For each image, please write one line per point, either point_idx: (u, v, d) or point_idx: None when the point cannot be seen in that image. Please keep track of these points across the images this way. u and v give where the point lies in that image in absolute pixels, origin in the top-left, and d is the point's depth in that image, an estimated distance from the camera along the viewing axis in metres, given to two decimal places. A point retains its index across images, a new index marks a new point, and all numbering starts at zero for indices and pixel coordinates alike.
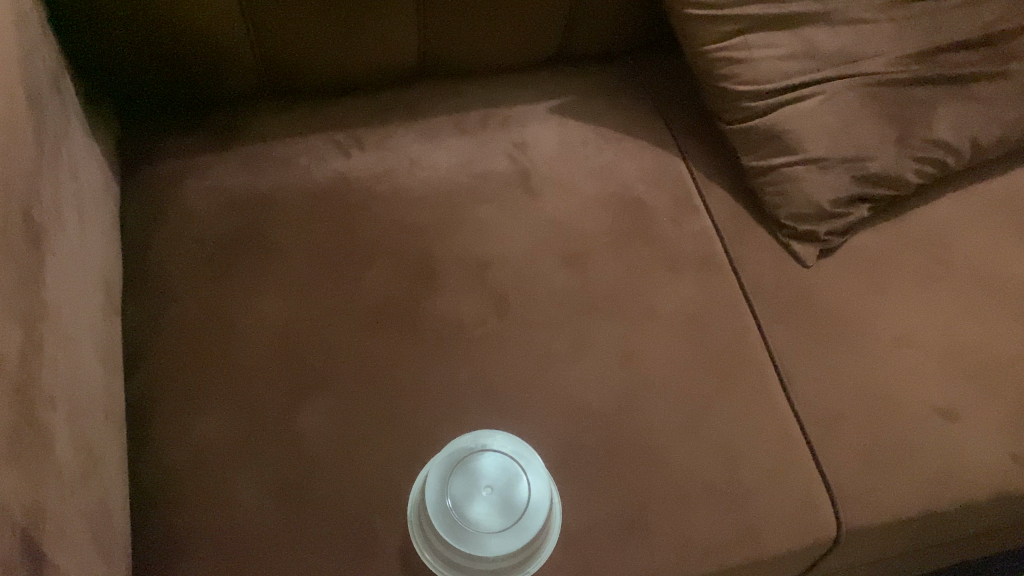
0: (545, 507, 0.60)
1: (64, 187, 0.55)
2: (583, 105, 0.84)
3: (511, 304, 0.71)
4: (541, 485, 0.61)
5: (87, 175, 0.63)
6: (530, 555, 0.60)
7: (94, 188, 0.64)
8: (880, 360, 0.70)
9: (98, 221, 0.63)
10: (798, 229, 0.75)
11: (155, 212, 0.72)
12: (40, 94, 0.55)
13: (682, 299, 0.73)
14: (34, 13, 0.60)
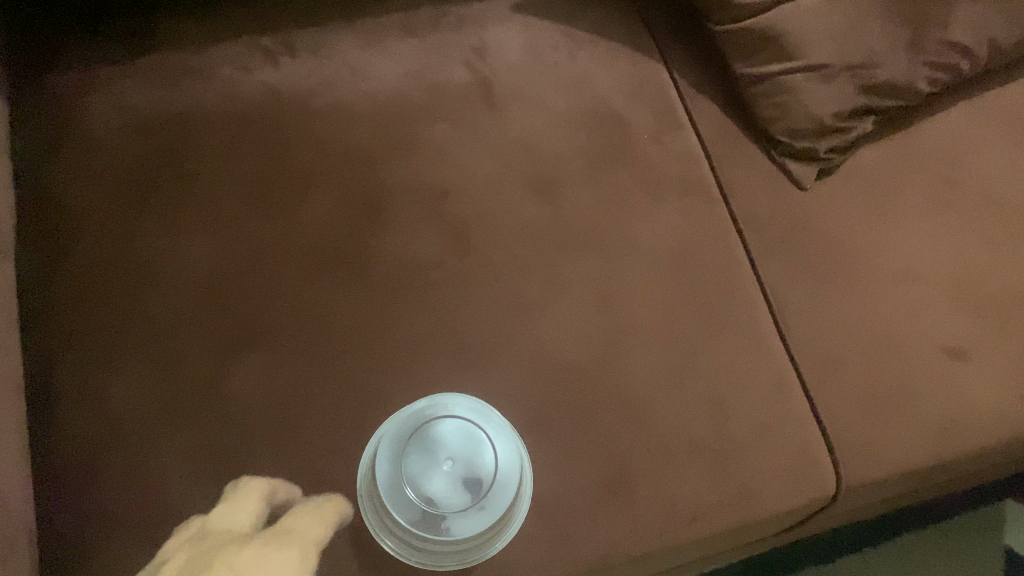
0: (515, 477, 0.55)
1: None
2: (553, 7, 0.74)
3: (471, 243, 0.64)
4: (510, 453, 0.55)
5: None
6: (499, 529, 0.55)
7: None
8: (883, 295, 0.63)
9: None
10: (795, 146, 0.66)
11: (55, 134, 0.66)
12: None
13: (667, 230, 0.65)
14: None
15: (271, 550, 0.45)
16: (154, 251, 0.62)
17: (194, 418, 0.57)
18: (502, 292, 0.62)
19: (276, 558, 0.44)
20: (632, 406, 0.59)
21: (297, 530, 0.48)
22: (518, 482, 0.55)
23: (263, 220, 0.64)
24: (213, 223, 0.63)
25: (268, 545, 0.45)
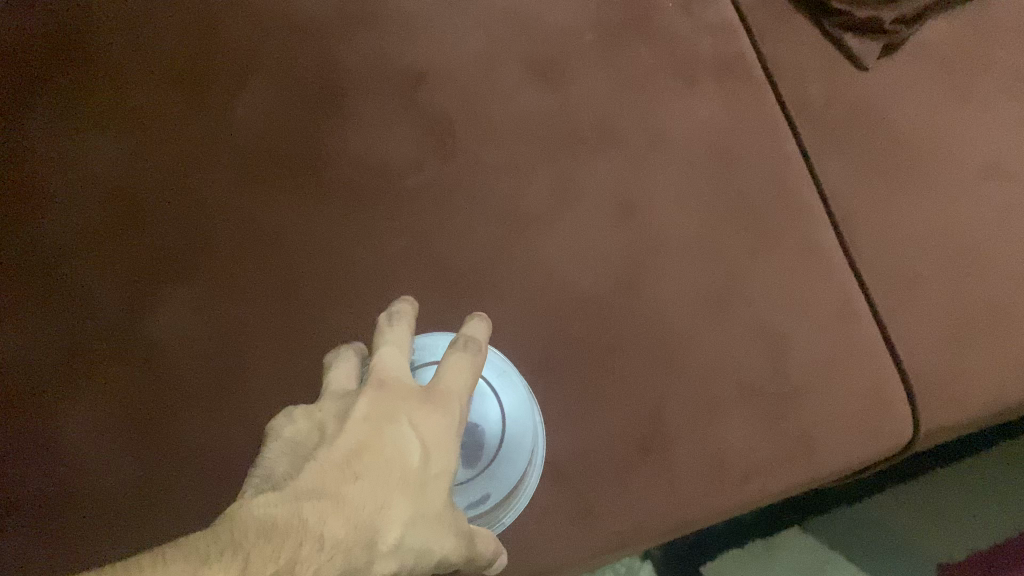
0: (526, 447, 0.44)
1: None
2: None
3: (458, 140, 0.50)
4: (521, 415, 0.44)
5: None
6: (507, 499, 0.43)
7: None
8: (965, 196, 0.51)
9: None
10: (856, 16, 0.53)
11: None
12: None
13: (701, 120, 0.52)
14: None
15: (443, 413, 0.33)
16: (52, 161, 0.49)
17: (107, 361, 0.45)
18: (499, 201, 0.49)
19: (448, 422, 0.33)
20: (666, 342, 0.47)
21: (449, 384, 0.35)
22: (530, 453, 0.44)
23: (190, 115, 0.50)
24: (126, 124, 0.50)
25: (437, 403, 0.33)
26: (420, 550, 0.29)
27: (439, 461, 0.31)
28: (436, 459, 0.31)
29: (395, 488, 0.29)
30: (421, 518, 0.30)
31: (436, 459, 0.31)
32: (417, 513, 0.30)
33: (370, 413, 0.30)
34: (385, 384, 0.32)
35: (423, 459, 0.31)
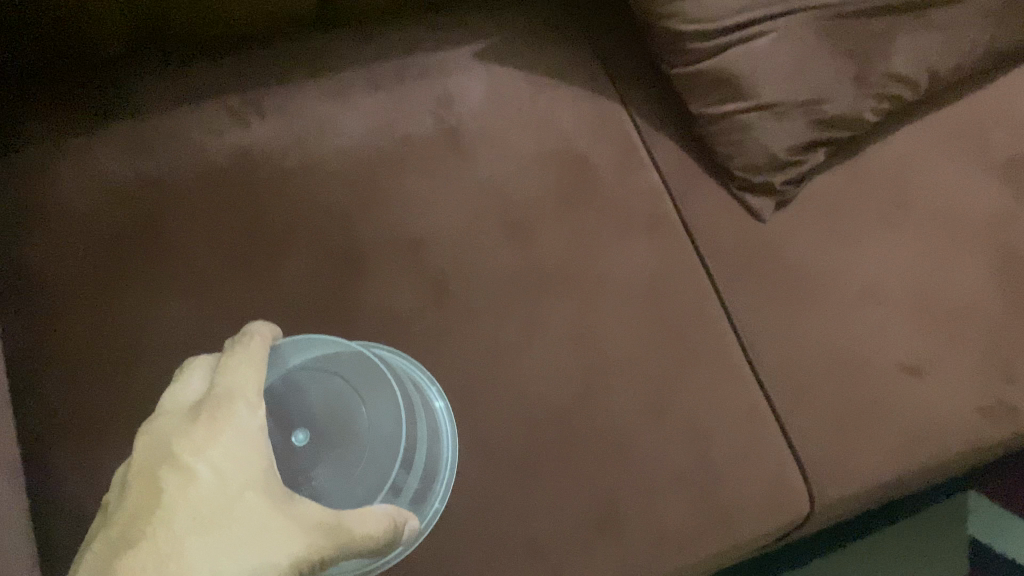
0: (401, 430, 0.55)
1: None
2: (514, 51, 0.76)
3: (452, 292, 0.66)
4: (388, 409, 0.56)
5: None
6: (429, 488, 0.57)
7: None
8: (843, 318, 0.67)
9: None
10: (752, 181, 0.69)
11: (31, 209, 0.67)
12: None
13: (637, 266, 0.67)
14: None
15: (223, 417, 0.43)
16: (138, 321, 0.64)
17: None
18: (483, 336, 0.64)
19: (228, 427, 0.43)
20: (614, 442, 0.62)
21: (225, 390, 0.44)
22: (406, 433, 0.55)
23: (244, 280, 0.65)
24: (195, 289, 0.65)
25: (211, 414, 0.43)
26: (248, 555, 0.40)
27: (231, 477, 0.42)
28: (230, 465, 0.42)
29: (183, 530, 0.39)
30: (221, 534, 0.40)
31: (230, 474, 0.42)
32: (209, 532, 0.40)
33: (152, 470, 0.42)
34: (166, 428, 0.43)
35: (217, 484, 0.41)
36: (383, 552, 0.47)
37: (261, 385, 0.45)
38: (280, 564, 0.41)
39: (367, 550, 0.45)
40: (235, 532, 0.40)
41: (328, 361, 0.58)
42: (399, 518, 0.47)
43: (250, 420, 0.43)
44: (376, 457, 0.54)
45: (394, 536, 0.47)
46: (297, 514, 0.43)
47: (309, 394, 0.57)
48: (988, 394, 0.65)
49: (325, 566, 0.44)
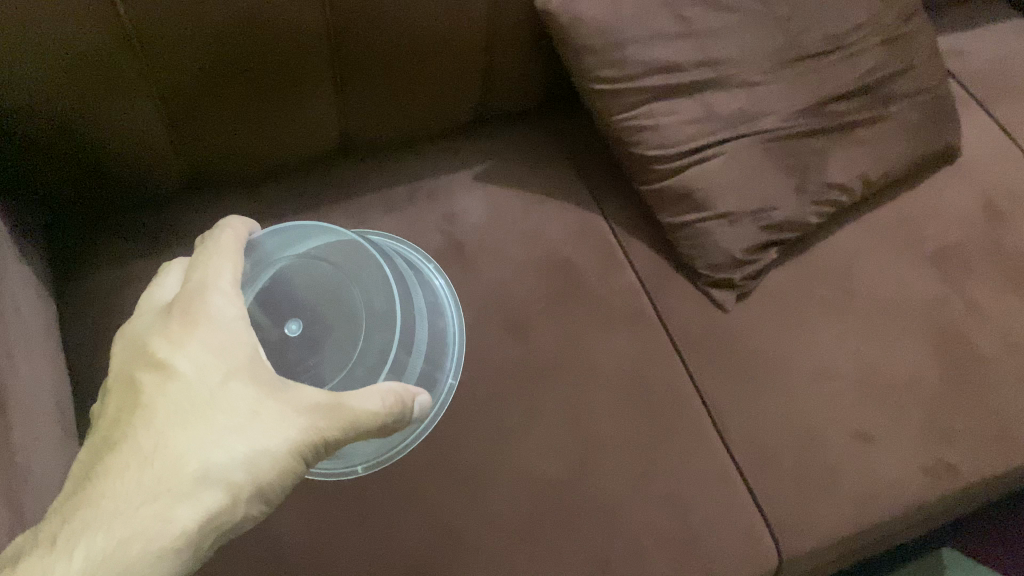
0: (376, 265, 0.70)
1: (17, 358, 0.59)
2: (508, 174, 0.89)
3: (462, 383, 0.75)
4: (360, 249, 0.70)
5: (30, 310, 0.67)
6: (437, 379, 0.73)
7: (36, 315, 0.69)
8: (800, 394, 0.77)
9: (47, 348, 0.68)
10: (716, 278, 0.81)
11: (100, 324, 0.78)
12: None
13: (619, 355, 0.78)
14: None
15: (193, 315, 0.47)
16: None
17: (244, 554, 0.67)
18: (489, 421, 0.74)
19: (198, 322, 0.46)
20: (606, 509, 0.71)
21: (196, 290, 0.48)
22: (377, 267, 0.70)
23: None
24: None
25: (182, 315, 0.47)
26: (239, 442, 0.44)
27: (211, 369, 0.45)
28: (212, 356, 0.46)
29: (167, 422, 0.43)
30: (204, 420, 0.44)
31: (207, 367, 0.45)
32: (195, 420, 0.44)
33: (134, 367, 0.46)
34: (144, 331, 0.47)
35: (198, 377, 0.45)
36: (379, 433, 0.50)
37: (231, 272, 0.50)
38: (270, 454, 0.45)
39: (359, 432, 0.49)
40: (223, 419, 0.44)
41: (314, 238, 0.71)
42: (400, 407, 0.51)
43: (225, 309, 0.48)
44: (371, 334, 0.68)
45: (388, 422, 0.50)
46: (283, 397, 0.47)
47: (297, 283, 0.72)
48: (932, 457, 0.75)
49: (319, 450, 0.47)
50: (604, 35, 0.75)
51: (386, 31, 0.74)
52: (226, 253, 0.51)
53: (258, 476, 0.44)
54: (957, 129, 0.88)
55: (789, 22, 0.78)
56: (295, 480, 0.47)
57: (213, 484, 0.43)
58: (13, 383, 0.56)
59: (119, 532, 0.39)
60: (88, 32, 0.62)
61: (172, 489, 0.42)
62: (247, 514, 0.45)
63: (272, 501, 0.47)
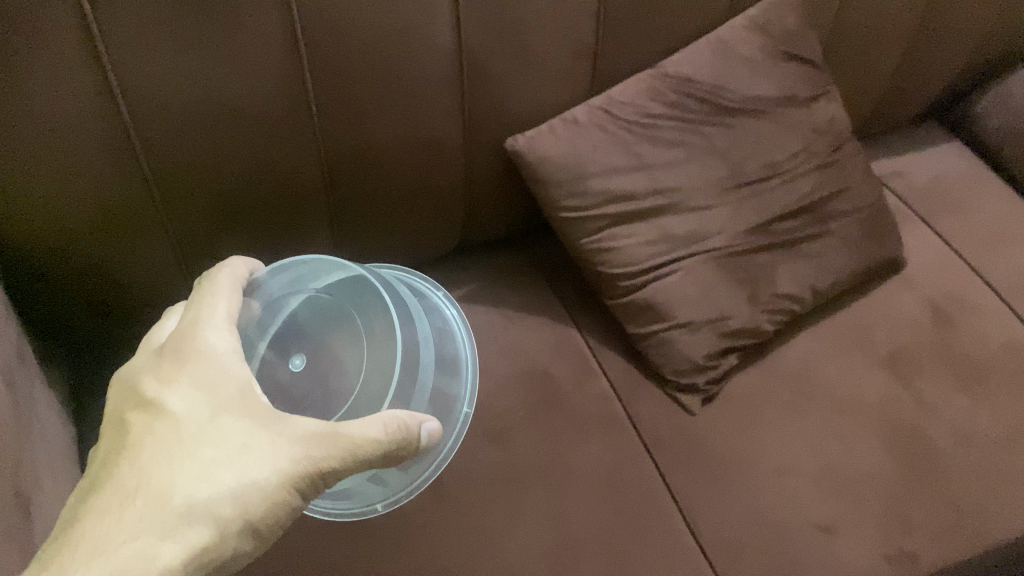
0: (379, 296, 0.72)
1: (42, 465, 0.65)
2: (491, 296, 0.98)
3: (446, 488, 0.80)
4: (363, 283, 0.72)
5: (52, 423, 0.73)
6: (452, 409, 0.74)
7: (58, 429, 0.74)
8: (766, 489, 0.81)
9: (68, 460, 0.74)
10: (682, 383, 0.88)
11: None
12: (15, 385, 0.66)
13: (596, 459, 0.83)
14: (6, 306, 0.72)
15: (185, 358, 0.54)
16: None
17: None
18: (472, 524, 0.77)
19: (190, 362, 0.53)
20: None
21: (190, 330, 0.55)
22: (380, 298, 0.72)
23: None
24: None
25: (175, 359, 0.54)
26: (224, 477, 0.50)
27: (201, 408, 0.52)
28: (202, 391, 0.53)
29: (157, 460, 0.50)
30: (192, 456, 0.50)
31: (195, 405, 0.52)
32: (185, 458, 0.50)
33: (131, 410, 0.53)
34: (139, 372, 0.55)
35: (186, 414, 0.52)
36: (375, 461, 0.55)
37: (223, 311, 0.57)
38: (254, 487, 0.50)
39: (351, 458, 0.53)
40: (208, 456, 0.50)
41: (320, 276, 0.72)
42: (396, 435, 0.55)
43: (218, 343, 0.55)
44: (377, 365, 0.70)
45: (380, 449, 0.55)
46: (271, 430, 0.52)
47: (300, 315, 0.74)
48: (895, 545, 0.78)
49: (310, 479, 0.52)
50: (567, 171, 0.86)
51: (374, 170, 0.85)
52: (223, 294, 0.59)
53: (245, 509, 0.50)
54: (897, 242, 0.97)
55: (729, 154, 0.89)
56: (288, 513, 0.52)
57: (198, 519, 0.48)
58: (37, 486, 0.62)
59: (105, 566, 0.45)
60: (109, 179, 0.72)
61: (158, 524, 0.47)
62: (240, 547, 0.51)
63: (267, 535, 0.52)
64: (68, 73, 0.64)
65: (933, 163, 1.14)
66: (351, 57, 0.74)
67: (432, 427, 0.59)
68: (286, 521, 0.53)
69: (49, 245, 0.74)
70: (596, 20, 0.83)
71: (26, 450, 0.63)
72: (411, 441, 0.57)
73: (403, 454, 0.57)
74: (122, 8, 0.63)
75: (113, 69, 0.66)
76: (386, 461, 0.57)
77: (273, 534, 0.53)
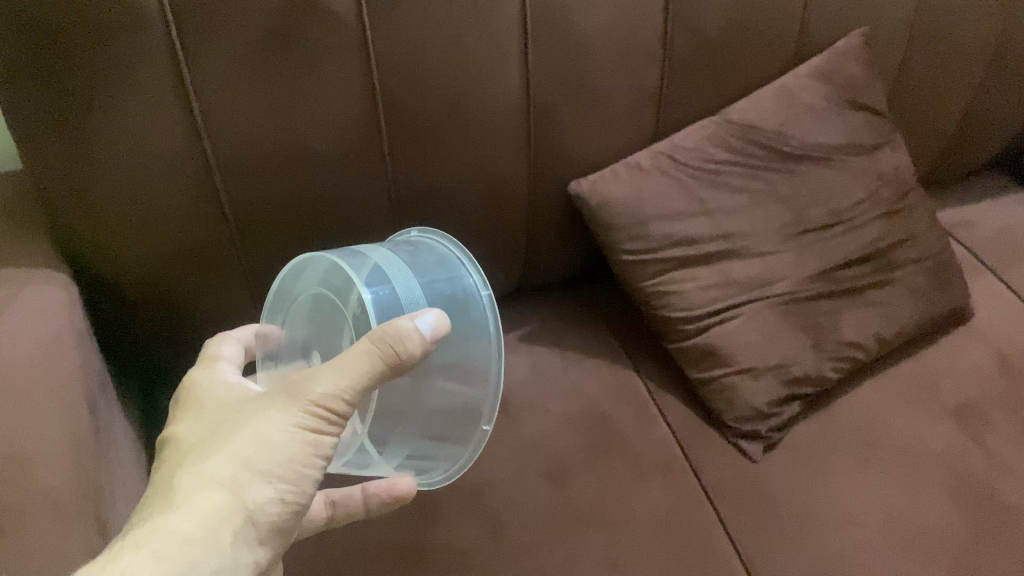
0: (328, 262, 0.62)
1: (116, 484, 0.66)
2: (550, 338, 0.99)
3: (504, 527, 0.79)
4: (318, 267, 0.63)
5: (125, 444, 0.75)
6: (473, 306, 0.66)
7: (130, 450, 0.76)
8: (830, 540, 0.79)
9: (139, 481, 0.75)
10: (743, 430, 0.86)
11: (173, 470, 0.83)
12: (93, 406, 0.68)
13: (653, 504, 0.82)
14: (86, 326, 0.74)
15: (185, 401, 0.57)
16: None
17: None
18: (529, 565, 0.76)
19: (191, 401, 0.57)
20: None
21: (188, 382, 0.59)
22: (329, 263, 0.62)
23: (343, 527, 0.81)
24: None
25: (178, 406, 0.57)
26: (223, 449, 0.50)
27: (200, 422, 0.54)
28: (190, 411, 0.55)
29: (166, 469, 0.51)
30: (195, 452, 0.51)
31: (196, 423, 0.54)
32: (189, 454, 0.51)
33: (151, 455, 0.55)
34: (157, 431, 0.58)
35: (189, 431, 0.53)
36: (376, 374, 0.51)
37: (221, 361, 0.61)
38: (247, 441, 0.49)
39: (339, 378, 0.50)
40: (208, 444, 0.51)
41: (298, 277, 0.65)
42: (380, 339, 0.51)
43: (203, 373, 0.60)
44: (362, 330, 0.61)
45: (369, 360, 0.51)
46: (262, 401, 0.52)
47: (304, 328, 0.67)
48: None
49: (310, 413, 0.50)
50: (630, 214, 0.87)
51: (440, 212, 0.87)
52: (217, 341, 0.64)
53: (248, 461, 0.49)
54: (964, 293, 0.96)
55: (794, 201, 0.90)
56: (306, 452, 0.50)
57: (205, 488, 0.48)
58: (110, 505, 0.63)
59: (114, 546, 0.45)
60: (184, 201, 0.75)
61: (165, 504, 0.47)
62: (268, 499, 0.49)
63: (296, 481, 0.51)
64: (156, 96, 0.68)
65: (1001, 215, 1.13)
66: (421, 96, 0.77)
67: (431, 320, 0.53)
68: (308, 467, 0.51)
69: (121, 265, 0.76)
70: (662, 66, 0.85)
71: (101, 467, 0.64)
72: (407, 341, 0.51)
73: (408, 357, 0.51)
74: (213, 51, 0.68)
75: (194, 96, 0.69)
76: (396, 371, 0.52)
77: (305, 480, 0.51)
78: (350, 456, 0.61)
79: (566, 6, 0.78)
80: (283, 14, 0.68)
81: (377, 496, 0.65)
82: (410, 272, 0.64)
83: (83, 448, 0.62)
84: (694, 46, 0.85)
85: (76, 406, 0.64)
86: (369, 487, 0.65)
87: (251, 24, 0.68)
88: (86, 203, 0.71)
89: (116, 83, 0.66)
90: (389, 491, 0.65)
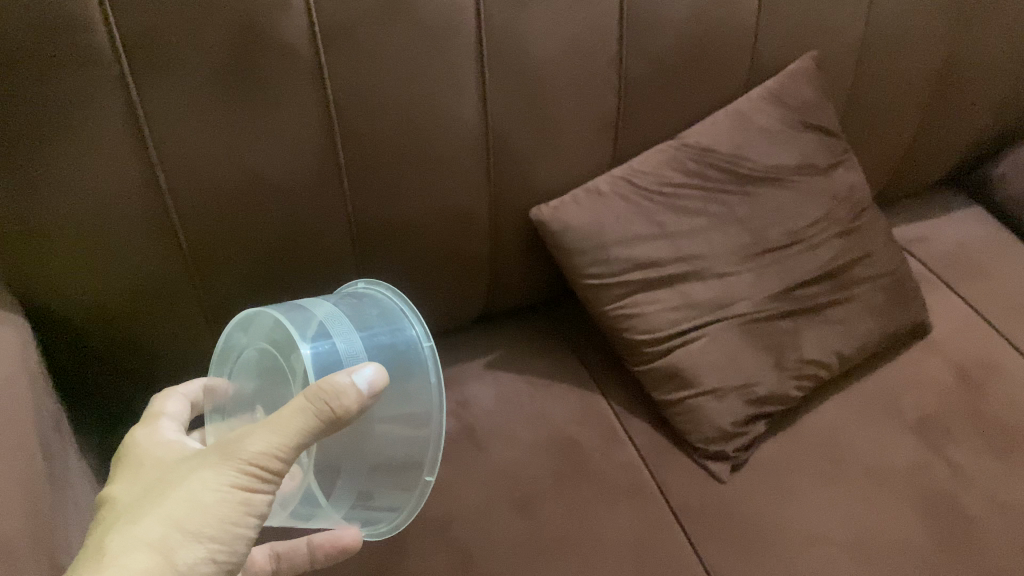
0: (273, 317, 0.61)
1: (70, 529, 0.64)
2: (517, 365, 0.99)
3: (473, 557, 0.78)
4: (263, 321, 0.62)
5: (81, 486, 0.73)
6: (413, 356, 0.65)
7: (87, 492, 0.74)
8: (799, 559, 0.79)
9: None
10: (710, 450, 0.87)
11: None
12: (45, 448, 0.66)
13: (624, 529, 0.81)
14: (39, 366, 0.72)
15: (123, 469, 0.56)
16: None
17: None
18: None
19: (128, 468, 0.56)
20: None
21: (126, 449, 0.58)
22: (274, 318, 0.61)
23: None
24: None
25: (114, 474, 0.56)
26: (156, 510, 0.48)
27: (135, 488, 0.53)
28: (128, 472, 0.55)
29: (98, 535, 0.49)
30: (129, 516, 0.50)
31: (131, 489, 0.53)
32: (122, 520, 0.49)
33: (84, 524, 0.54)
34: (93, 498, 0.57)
35: (124, 498, 0.52)
36: (311, 431, 0.50)
37: (161, 427, 0.61)
38: (180, 501, 0.49)
39: (274, 436, 0.50)
40: (141, 507, 0.50)
41: (245, 330, 0.64)
42: (316, 396, 0.50)
43: (143, 438, 0.59)
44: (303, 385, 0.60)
45: (304, 417, 0.50)
46: (196, 463, 0.51)
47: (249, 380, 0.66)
48: None
49: (244, 472, 0.50)
50: (591, 239, 0.87)
51: (399, 242, 0.86)
52: (162, 399, 0.65)
53: (180, 521, 0.48)
54: (920, 307, 0.97)
55: (751, 222, 0.91)
56: (239, 511, 0.50)
57: (134, 549, 0.46)
58: (64, 550, 0.61)
59: None
60: (143, 240, 0.74)
61: (93, 566, 0.46)
62: (199, 560, 0.48)
63: (228, 541, 0.50)
64: (114, 135, 0.67)
65: (954, 229, 1.15)
66: (378, 126, 0.77)
67: (369, 375, 0.53)
68: (240, 526, 0.50)
69: (76, 306, 0.75)
70: (618, 92, 0.86)
71: (54, 512, 0.62)
72: (342, 395, 0.51)
73: (345, 413, 0.51)
74: (167, 91, 0.68)
75: (150, 136, 0.69)
76: (332, 427, 0.51)
77: (237, 540, 0.50)
78: (294, 507, 0.61)
79: (520, 36, 0.78)
80: (236, 51, 0.68)
81: (322, 548, 0.67)
82: (352, 325, 0.64)
83: (35, 493, 0.60)
84: (649, 72, 0.86)
85: (27, 450, 0.62)
86: (314, 540, 0.67)
87: (206, 61, 0.67)
88: (35, 244, 0.69)
89: (70, 125, 0.65)
90: (333, 543, 0.66)
